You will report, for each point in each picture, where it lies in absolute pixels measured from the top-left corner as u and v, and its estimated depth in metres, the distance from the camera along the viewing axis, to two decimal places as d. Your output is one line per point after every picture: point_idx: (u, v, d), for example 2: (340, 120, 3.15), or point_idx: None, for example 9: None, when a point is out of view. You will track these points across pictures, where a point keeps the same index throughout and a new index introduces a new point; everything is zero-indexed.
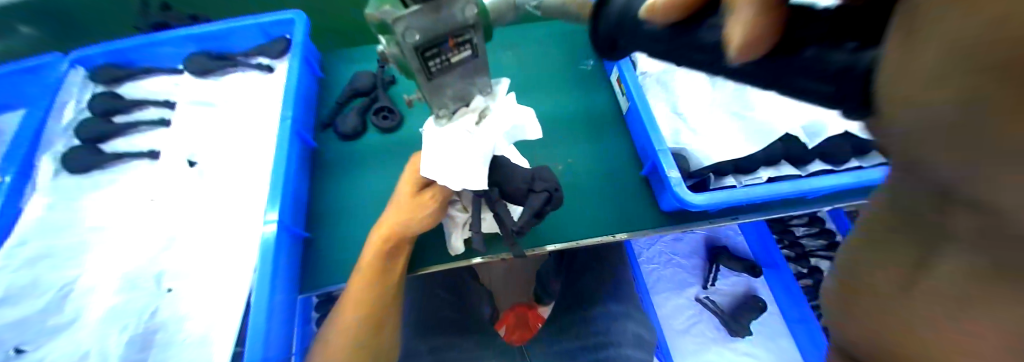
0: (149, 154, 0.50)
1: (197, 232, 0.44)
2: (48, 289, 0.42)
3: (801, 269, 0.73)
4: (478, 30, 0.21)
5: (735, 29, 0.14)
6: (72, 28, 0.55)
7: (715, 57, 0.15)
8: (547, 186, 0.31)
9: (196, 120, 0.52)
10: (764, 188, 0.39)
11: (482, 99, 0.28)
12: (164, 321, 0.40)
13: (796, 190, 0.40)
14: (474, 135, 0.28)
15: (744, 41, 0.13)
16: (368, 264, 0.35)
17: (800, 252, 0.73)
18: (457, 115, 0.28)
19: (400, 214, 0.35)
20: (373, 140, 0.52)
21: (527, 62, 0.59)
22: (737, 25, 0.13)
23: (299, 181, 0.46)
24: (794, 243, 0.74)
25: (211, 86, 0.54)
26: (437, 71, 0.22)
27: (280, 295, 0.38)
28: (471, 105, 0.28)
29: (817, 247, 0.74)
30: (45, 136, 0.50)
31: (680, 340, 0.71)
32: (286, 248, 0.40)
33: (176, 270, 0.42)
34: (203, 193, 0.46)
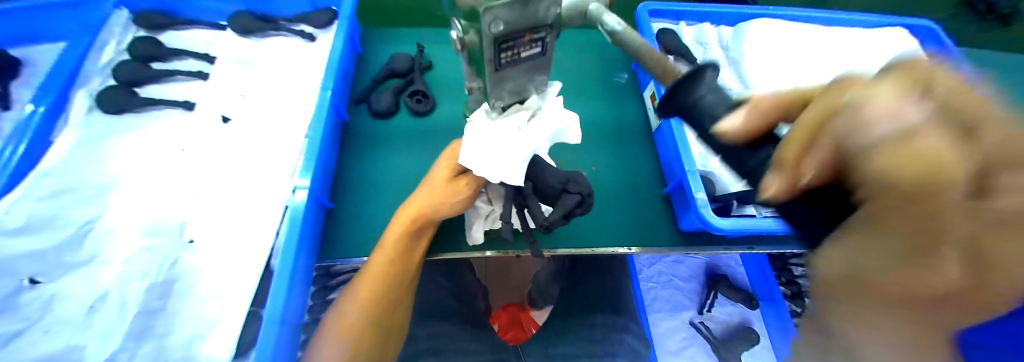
0: (184, 105, 0.50)
1: (223, 189, 0.45)
2: (69, 224, 0.42)
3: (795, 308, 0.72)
4: (552, 30, 0.22)
5: (773, 183, 0.15)
6: None
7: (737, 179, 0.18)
8: (582, 189, 0.31)
9: (234, 78, 0.52)
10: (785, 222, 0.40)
11: (537, 99, 0.28)
12: (182, 272, 0.40)
13: None
14: (523, 132, 0.28)
15: (776, 195, 0.15)
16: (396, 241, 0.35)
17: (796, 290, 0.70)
18: (508, 111, 0.28)
19: (433, 196, 0.35)
20: (404, 121, 0.53)
21: (562, 66, 0.59)
22: (775, 180, 0.15)
23: (329, 152, 0.47)
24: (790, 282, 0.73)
25: (251, 46, 0.55)
26: (505, 63, 0.22)
27: (303, 259, 0.39)
28: (526, 104, 0.28)
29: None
30: (83, 72, 0.50)
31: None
32: (312, 216, 0.41)
33: (199, 222, 0.43)
34: (233, 151, 0.47)
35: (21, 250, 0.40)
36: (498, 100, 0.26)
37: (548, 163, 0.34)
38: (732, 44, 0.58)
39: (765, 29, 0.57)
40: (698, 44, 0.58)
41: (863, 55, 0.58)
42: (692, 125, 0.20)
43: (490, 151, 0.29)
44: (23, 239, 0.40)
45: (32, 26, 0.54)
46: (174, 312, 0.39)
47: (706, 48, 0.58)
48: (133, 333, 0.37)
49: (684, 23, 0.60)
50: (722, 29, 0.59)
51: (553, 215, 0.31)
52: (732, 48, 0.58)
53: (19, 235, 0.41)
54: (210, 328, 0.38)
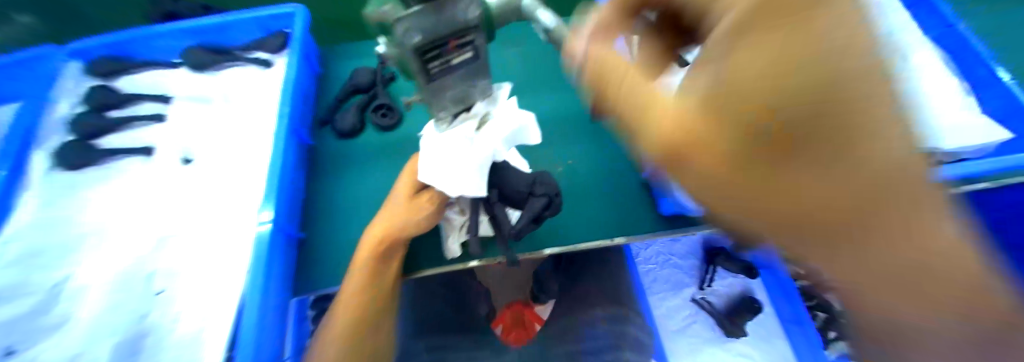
0: (143, 151, 0.49)
1: (193, 232, 0.44)
2: (34, 291, 0.40)
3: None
4: (480, 32, 0.20)
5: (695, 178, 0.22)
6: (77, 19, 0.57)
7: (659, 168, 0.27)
8: (547, 190, 0.31)
9: (193, 117, 0.51)
10: None
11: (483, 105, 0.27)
12: (154, 325, 0.39)
13: None
14: (474, 143, 0.27)
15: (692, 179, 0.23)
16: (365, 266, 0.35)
17: None
18: (457, 120, 0.27)
19: (397, 215, 0.35)
20: (371, 138, 0.52)
21: (531, 60, 0.58)
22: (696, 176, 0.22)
23: (294, 180, 0.46)
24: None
25: (207, 81, 0.53)
26: (437, 72, 0.21)
27: (271, 295, 0.37)
28: (472, 111, 0.28)
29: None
30: (39, 130, 0.49)
31: (675, 342, 0.71)
32: (280, 249, 0.40)
33: (170, 270, 0.42)
34: (198, 192, 0.46)
35: None
36: (442, 110, 0.25)
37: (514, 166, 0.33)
38: None
39: None
40: None
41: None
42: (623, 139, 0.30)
43: (443, 164, 0.28)
44: None
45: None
46: None
47: None
48: None
49: None
50: None
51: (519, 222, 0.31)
52: None
53: None
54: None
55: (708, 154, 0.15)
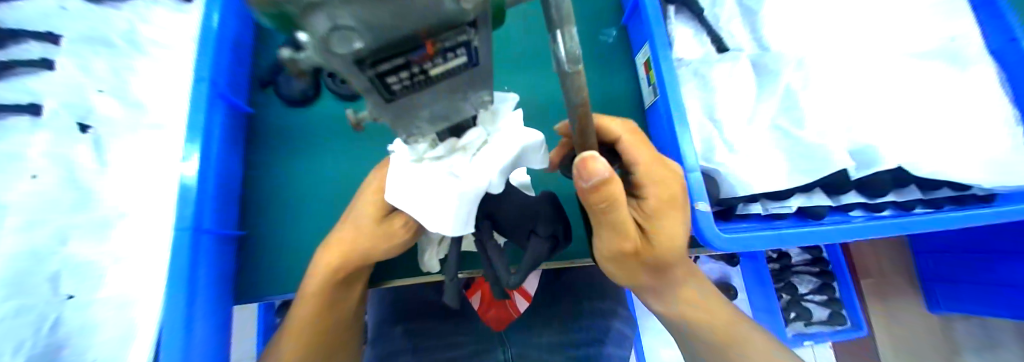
0: (28, 109, 0.35)
1: (116, 216, 0.36)
2: None
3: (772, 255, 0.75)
4: (479, 27, 0.11)
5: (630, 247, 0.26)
6: None
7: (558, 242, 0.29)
8: (552, 231, 0.27)
9: (89, 66, 0.38)
10: (799, 232, 0.34)
11: (480, 133, 0.19)
12: (70, 332, 0.33)
13: (824, 237, 0.34)
14: (461, 181, 0.20)
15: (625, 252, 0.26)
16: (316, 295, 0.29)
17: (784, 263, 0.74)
18: (442, 148, 0.20)
19: (360, 239, 0.28)
20: (332, 110, 0.42)
21: (535, 21, 0.47)
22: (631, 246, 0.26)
23: (227, 164, 0.36)
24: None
25: (108, 18, 0.40)
26: (402, 89, 0.12)
27: (202, 313, 0.31)
28: (463, 140, 0.19)
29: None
30: None
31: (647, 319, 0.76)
32: (211, 256, 0.32)
33: (77, 270, 0.34)
34: (122, 173, 0.38)
35: None
36: (415, 132, 0.17)
37: (510, 194, 0.29)
38: None
39: None
40: None
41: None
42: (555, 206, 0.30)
43: (419, 195, 0.21)
44: None
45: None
46: None
47: None
48: None
49: None
50: None
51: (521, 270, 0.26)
52: None
53: None
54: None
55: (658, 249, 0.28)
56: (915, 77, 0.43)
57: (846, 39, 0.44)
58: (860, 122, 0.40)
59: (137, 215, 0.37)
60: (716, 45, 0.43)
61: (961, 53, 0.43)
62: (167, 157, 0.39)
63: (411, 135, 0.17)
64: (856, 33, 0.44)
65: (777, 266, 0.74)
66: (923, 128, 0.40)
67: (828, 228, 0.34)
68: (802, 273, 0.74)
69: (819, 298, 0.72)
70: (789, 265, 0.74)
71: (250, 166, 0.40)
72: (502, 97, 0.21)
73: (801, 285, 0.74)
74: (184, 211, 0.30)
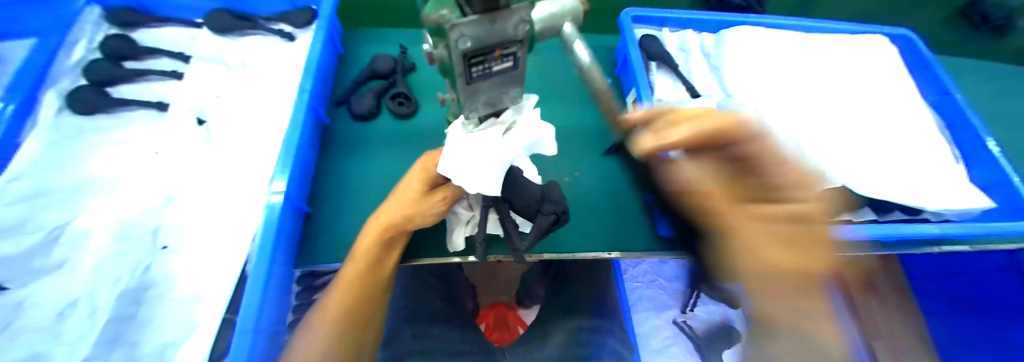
0: (158, 105, 0.48)
1: (201, 189, 0.44)
2: (36, 230, 0.39)
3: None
4: (521, 46, 0.22)
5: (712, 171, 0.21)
6: None
7: (558, 210, 0.35)
8: (556, 209, 0.35)
9: (210, 79, 0.51)
10: None
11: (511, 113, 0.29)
12: (157, 278, 0.39)
13: None
14: (498, 145, 0.29)
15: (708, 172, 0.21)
16: (366, 250, 0.37)
17: None
18: (484, 125, 0.29)
19: (405, 208, 0.37)
20: (388, 124, 0.53)
21: (545, 69, 0.60)
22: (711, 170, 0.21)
23: (308, 154, 0.46)
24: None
25: (229, 47, 0.53)
26: (477, 76, 0.22)
27: (276, 265, 0.37)
28: (501, 118, 0.29)
29: None
30: (51, 73, 0.47)
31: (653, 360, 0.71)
32: (288, 221, 0.40)
33: (176, 227, 0.42)
34: (214, 155, 0.46)
35: None
36: (473, 111, 0.26)
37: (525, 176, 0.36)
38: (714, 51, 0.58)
39: (749, 31, 0.57)
40: (681, 49, 0.59)
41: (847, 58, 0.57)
42: (551, 190, 0.37)
43: (469, 164, 0.29)
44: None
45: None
46: (145, 323, 0.36)
47: (689, 53, 0.59)
48: (103, 342, 0.35)
49: (667, 29, 0.60)
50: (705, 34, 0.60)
51: (530, 240, 0.34)
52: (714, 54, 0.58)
53: None
54: (182, 337, 0.36)
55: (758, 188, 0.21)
56: (866, 124, 0.52)
57: (804, 93, 0.54)
58: (818, 151, 0.48)
59: (220, 190, 0.44)
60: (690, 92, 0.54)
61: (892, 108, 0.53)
62: (248, 148, 0.46)
63: (469, 113, 0.27)
64: (808, 87, 0.55)
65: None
66: (870, 157, 0.49)
67: None
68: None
69: None
70: None
71: (318, 162, 0.50)
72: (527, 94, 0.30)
73: None
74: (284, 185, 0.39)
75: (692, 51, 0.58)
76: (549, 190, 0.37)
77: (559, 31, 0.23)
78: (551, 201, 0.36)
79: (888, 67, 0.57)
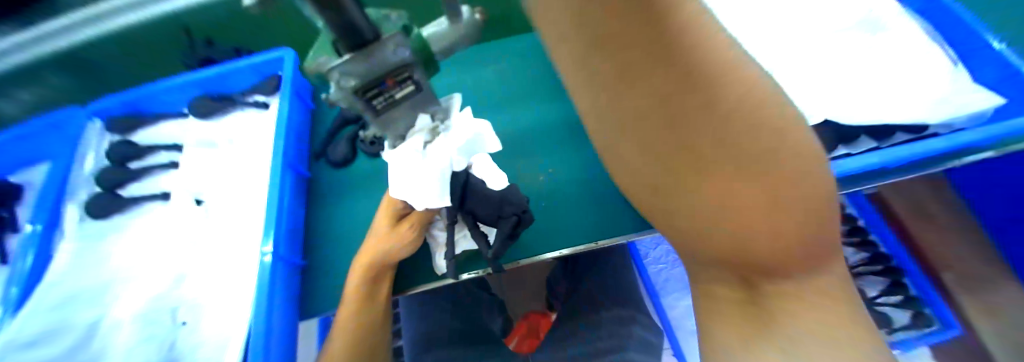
0: (162, 196, 0.53)
1: (205, 263, 0.47)
2: (73, 329, 0.43)
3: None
4: (415, 68, 0.22)
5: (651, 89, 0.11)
6: (91, 85, 0.62)
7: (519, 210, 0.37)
8: (515, 210, 0.37)
9: (201, 162, 0.55)
10: None
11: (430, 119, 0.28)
12: (181, 351, 0.42)
13: None
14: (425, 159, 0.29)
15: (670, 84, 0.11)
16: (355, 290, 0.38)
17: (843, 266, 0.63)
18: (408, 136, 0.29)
19: (378, 245, 0.38)
20: (364, 164, 0.55)
21: (504, 74, 0.60)
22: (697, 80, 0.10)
23: (295, 211, 0.49)
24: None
25: (213, 127, 0.58)
26: (382, 107, 0.24)
27: (276, 320, 0.39)
28: (418, 126, 0.28)
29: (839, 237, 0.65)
30: (69, 186, 0.53)
31: (689, 341, 0.70)
32: (281, 276, 0.42)
33: (189, 303, 0.45)
34: (212, 230, 0.50)
35: None
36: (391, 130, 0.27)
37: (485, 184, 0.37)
38: None
39: None
40: None
41: None
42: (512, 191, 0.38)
43: (408, 182, 0.29)
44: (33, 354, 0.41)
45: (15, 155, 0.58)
46: None
47: None
48: None
49: None
50: None
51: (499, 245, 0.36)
52: None
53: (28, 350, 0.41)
54: None
55: (601, 98, 0.12)
56: (840, 52, 0.49)
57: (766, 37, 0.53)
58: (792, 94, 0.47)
59: (221, 261, 0.47)
60: None
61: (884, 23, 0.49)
62: (240, 216, 0.50)
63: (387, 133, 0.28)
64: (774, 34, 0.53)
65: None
66: (847, 90, 0.46)
67: None
68: (865, 275, 0.62)
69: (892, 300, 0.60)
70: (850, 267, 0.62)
71: (308, 214, 0.52)
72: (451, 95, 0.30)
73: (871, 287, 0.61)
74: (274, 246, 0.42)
75: None
76: (510, 194, 0.37)
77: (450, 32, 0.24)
78: (508, 202, 0.37)
79: None
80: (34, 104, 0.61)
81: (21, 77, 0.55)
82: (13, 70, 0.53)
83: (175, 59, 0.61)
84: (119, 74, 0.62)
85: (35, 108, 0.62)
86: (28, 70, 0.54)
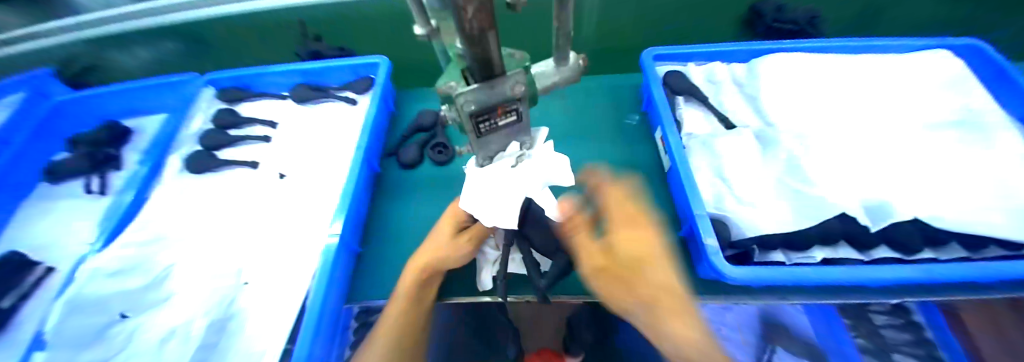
0: (251, 164, 0.59)
1: (275, 232, 0.52)
2: (148, 271, 0.49)
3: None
4: (523, 101, 0.25)
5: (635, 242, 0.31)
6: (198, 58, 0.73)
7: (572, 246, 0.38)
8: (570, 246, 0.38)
9: (291, 141, 0.62)
10: (792, 272, 0.35)
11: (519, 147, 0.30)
12: (237, 311, 0.45)
13: (822, 277, 0.35)
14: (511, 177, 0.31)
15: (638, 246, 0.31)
16: (406, 292, 0.39)
17: None
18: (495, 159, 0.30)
19: (437, 251, 0.40)
20: (428, 170, 0.59)
21: (570, 111, 0.62)
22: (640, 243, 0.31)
23: (363, 200, 0.53)
24: (873, 333, 0.61)
25: (306, 113, 0.66)
26: (485, 131, 0.26)
27: (330, 299, 0.42)
28: (507, 151, 0.30)
29: (900, 341, 0.60)
30: (178, 139, 0.63)
31: None
32: (343, 262, 0.45)
33: (254, 267, 0.49)
34: (287, 203, 0.55)
35: (114, 289, 0.46)
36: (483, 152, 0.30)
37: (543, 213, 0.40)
38: (747, 80, 0.57)
39: (780, 59, 0.56)
40: (710, 82, 0.59)
41: (894, 94, 0.55)
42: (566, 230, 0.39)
43: (486, 202, 0.33)
44: (119, 280, 0.47)
45: (136, 104, 0.71)
46: (226, 350, 0.42)
47: (718, 86, 0.58)
48: None
49: (692, 63, 0.60)
50: (735, 65, 0.59)
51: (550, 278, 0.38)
52: (747, 84, 0.57)
53: (115, 276, 0.47)
54: None
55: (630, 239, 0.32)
56: (935, 155, 0.47)
57: (848, 125, 0.52)
58: (878, 183, 0.44)
59: (290, 234, 0.52)
60: (722, 123, 0.53)
61: (993, 141, 0.48)
62: (313, 197, 0.55)
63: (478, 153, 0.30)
64: (858, 124, 0.52)
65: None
66: (945, 190, 0.43)
67: (823, 267, 0.36)
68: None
69: None
70: None
71: (370, 204, 0.56)
72: (538, 128, 0.33)
73: None
74: (344, 233, 0.45)
75: (722, 83, 0.58)
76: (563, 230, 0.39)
77: (557, 74, 0.27)
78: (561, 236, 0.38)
79: (939, 96, 0.54)
80: (152, 61, 0.73)
81: (150, 37, 0.67)
82: (146, 30, 0.65)
83: (277, 48, 0.71)
84: (226, 53, 0.72)
85: (153, 68, 0.75)
86: (157, 32, 0.66)
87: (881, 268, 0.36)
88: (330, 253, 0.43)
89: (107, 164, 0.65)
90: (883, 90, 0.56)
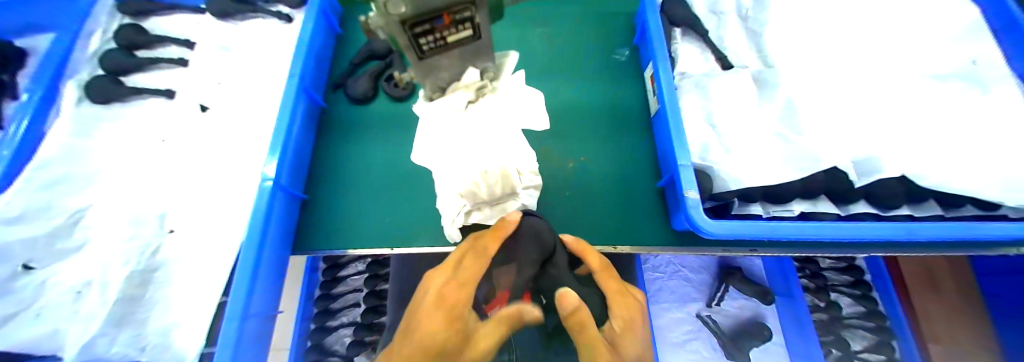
0: (165, 93, 0.49)
1: (203, 174, 0.45)
2: (56, 216, 0.41)
3: (817, 302, 0.60)
4: (479, 6, 0.18)
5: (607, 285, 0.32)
6: None
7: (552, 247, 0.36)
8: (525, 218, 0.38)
9: (213, 66, 0.52)
10: (775, 225, 0.32)
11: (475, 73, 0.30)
12: (166, 259, 0.40)
13: (811, 233, 0.32)
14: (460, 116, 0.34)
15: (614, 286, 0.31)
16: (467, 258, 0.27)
17: (835, 313, 0.59)
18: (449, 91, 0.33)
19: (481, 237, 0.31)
20: (383, 107, 0.51)
21: (554, 39, 0.53)
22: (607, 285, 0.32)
23: (303, 138, 0.45)
24: (816, 273, 0.61)
25: (230, 31, 0.54)
26: (430, 48, 0.19)
27: (266, 249, 0.36)
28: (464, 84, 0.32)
29: (840, 282, 0.62)
30: (73, 61, 0.50)
31: (673, 357, 0.60)
32: (280, 205, 0.39)
33: (178, 214, 0.42)
34: (214, 140, 0.47)
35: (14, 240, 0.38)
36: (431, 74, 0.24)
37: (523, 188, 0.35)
38: (753, 12, 0.50)
39: None
40: (713, 12, 0.51)
41: (905, 32, 0.50)
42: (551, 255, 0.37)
43: None
44: (18, 228, 0.38)
45: (21, 15, 0.51)
46: (156, 304, 0.38)
47: (721, 17, 0.51)
48: (112, 323, 0.35)
49: None
50: None
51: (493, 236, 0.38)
52: (752, 16, 0.50)
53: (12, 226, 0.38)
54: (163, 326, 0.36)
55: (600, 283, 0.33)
56: (927, 103, 0.44)
57: (849, 68, 0.47)
58: (864, 133, 0.42)
59: (219, 177, 0.44)
60: (720, 62, 0.48)
61: (990, 84, 0.44)
62: (245, 134, 0.47)
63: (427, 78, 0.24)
64: (860, 68, 0.48)
65: (824, 315, 0.59)
66: (930, 144, 0.41)
67: (810, 224, 0.33)
68: (854, 327, 0.58)
69: (875, 357, 0.56)
70: (840, 316, 0.59)
71: (315, 144, 0.49)
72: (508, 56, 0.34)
73: (853, 340, 0.58)
74: (278, 171, 0.38)
75: (726, 14, 0.51)
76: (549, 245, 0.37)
77: None
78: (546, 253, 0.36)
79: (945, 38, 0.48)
80: None
81: None
82: None
83: None
84: None
85: None
86: None
87: (868, 225, 0.34)
88: (261, 193, 0.36)
89: (3, 92, 0.48)
90: (893, 26, 0.50)
